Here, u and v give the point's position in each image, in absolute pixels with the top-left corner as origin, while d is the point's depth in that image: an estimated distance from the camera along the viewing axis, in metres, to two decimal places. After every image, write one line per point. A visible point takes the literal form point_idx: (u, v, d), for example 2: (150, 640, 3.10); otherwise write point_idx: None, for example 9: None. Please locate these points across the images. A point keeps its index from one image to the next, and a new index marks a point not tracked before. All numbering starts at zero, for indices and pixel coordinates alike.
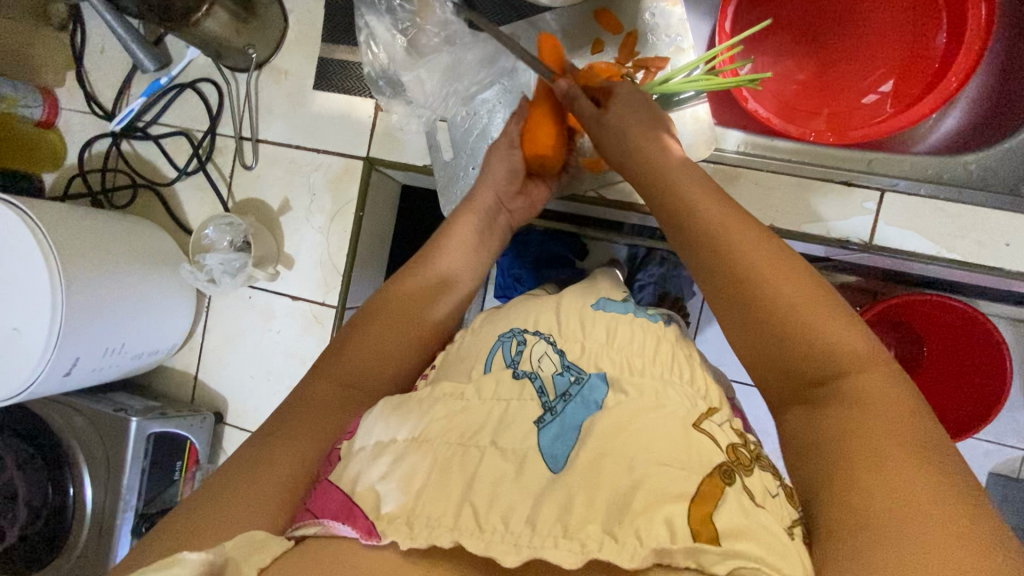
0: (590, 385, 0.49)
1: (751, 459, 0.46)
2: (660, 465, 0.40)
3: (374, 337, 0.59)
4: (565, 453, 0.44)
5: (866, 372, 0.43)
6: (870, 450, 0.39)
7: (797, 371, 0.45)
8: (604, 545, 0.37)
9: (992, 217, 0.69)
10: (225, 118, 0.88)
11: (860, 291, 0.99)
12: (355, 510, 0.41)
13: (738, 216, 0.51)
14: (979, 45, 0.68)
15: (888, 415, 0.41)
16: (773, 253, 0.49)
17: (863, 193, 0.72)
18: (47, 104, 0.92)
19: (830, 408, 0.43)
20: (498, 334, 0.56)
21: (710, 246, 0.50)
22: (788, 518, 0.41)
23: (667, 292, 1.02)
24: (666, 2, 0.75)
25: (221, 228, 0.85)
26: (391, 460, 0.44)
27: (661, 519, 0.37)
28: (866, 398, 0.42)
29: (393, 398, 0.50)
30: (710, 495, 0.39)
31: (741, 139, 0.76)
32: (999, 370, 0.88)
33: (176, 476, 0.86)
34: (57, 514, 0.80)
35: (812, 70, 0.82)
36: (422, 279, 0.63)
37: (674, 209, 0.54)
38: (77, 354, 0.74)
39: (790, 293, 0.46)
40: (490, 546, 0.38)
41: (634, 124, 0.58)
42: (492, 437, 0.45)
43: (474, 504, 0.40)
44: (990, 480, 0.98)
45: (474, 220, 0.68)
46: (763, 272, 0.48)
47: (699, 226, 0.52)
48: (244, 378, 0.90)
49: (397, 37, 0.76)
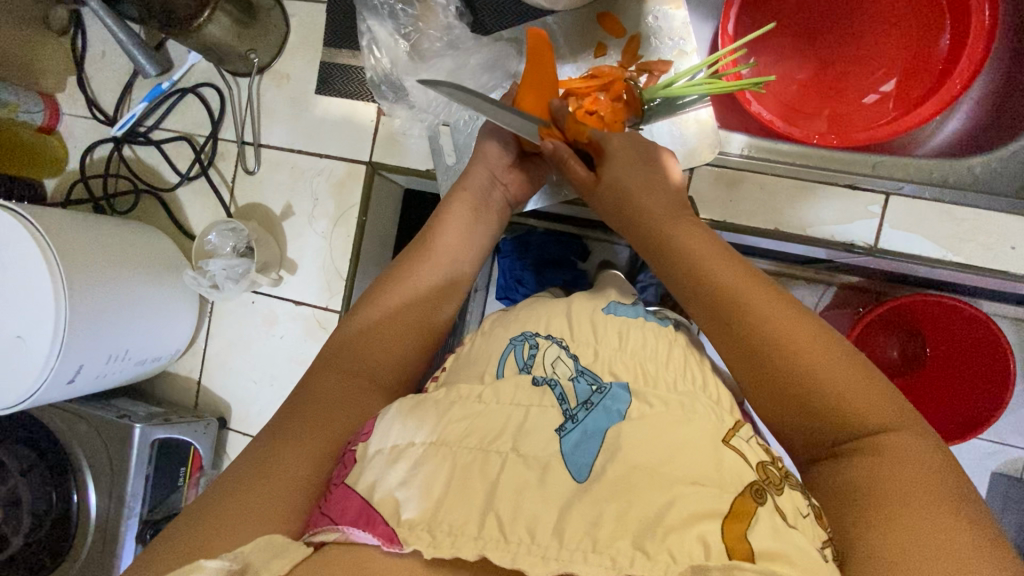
0: (613, 395, 0.48)
1: (781, 476, 0.45)
2: (690, 484, 0.40)
3: (381, 343, 0.59)
4: (590, 462, 0.43)
5: (895, 434, 0.43)
6: (905, 505, 0.40)
7: (821, 432, 0.45)
8: (636, 561, 0.36)
9: (1003, 221, 0.69)
10: (227, 123, 0.88)
11: (861, 291, 0.99)
12: (373, 516, 0.41)
13: (745, 269, 0.51)
14: (982, 49, 0.69)
15: (922, 472, 0.41)
16: (786, 312, 0.48)
17: (867, 197, 0.72)
18: (48, 109, 0.92)
19: (863, 466, 0.43)
20: (510, 338, 0.56)
21: (723, 306, 0.50)
22: (820, 537, 0.41)
23: (668, 295, 1.02)
24: (669, 5, 0.75)
25: (224, 234, 0.84)
26: (410, 465, 0.44)
27: (694, 537, 0.37)
28: (901, 455, 0.42)
29: (408, 398, 0.50)
30: (743, 511, 0.39)
31: (745, 142, 0.76)
32: (1002, 369, 0.86)
33: (179, 482, 0.85)
34: (60, 522, 0.80)
35: (813, 70, 0.82)
36: (424, 267, 0.63)
37: (682, 266, 0.53)
38: (82, 360, 0.73)
39: (809, 358, 0.46)
40: (517, 557, 0.38)
41: (631, 179, 0.59)
42: (513, 443, 0.45)
43: (498, 514, 0.40)
44: (993, 480, 0.98)
45: (467, 201, 0.67)
46: (779, 334, 0.47)
47: (710, 281, 0.51)
48: (248, 383, 0.89)
49: (399, 42, 0.77)
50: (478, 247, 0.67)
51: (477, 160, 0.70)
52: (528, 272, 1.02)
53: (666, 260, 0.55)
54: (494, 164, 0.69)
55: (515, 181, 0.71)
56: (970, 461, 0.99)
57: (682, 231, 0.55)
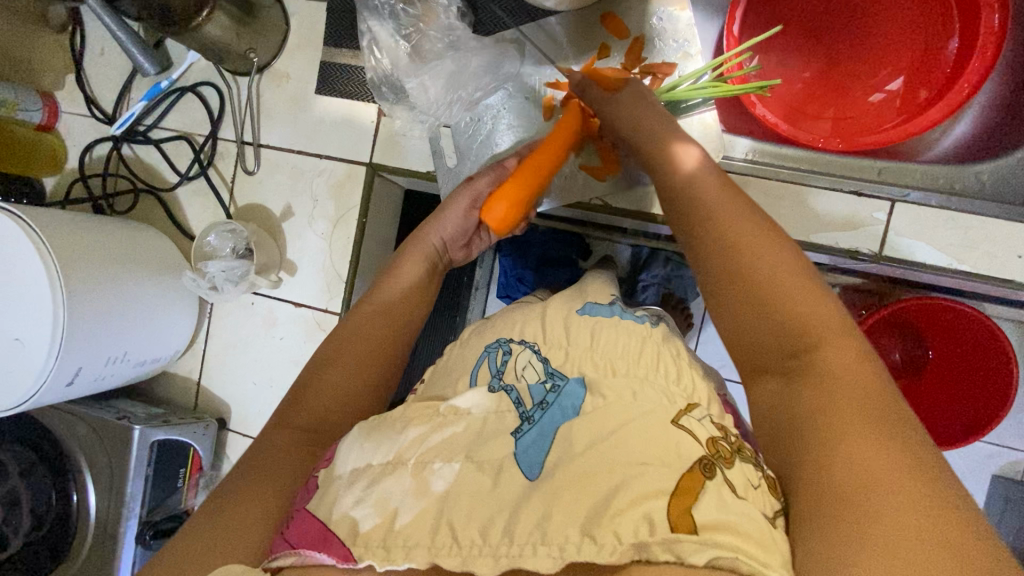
0: (567, 392, 0.48)
1: (733, 450, 0.45)
2: (638, 465, 0.40)
3: (325, 394, 0.59)
4: (541, 460, 0.43)
5: (837, 348, 0.44)
6: (842, 423, 0.40)
7: (774, 351, 0.46)
8: (583, 548, 0.36)
9: (1001, 229, 0.69)
10: (227, 122, 0.87)
11: (864, 293, 0.97)
12: (331, 537, 0.41)
13: (723, 186, 0.53)
14: (991, 51, 0.67)
15: (855, 387, 0.42)
16: (753, 226, 0.50)
17: (873, 203, 0.71)
18: (47, 108, 0.91)
19: (804, 382, 0.44)
20: (484, 347, 0.56)
21: (699, 218, 0.51)
22: (771, 507, 0.41)
23: (671, 293, 1.03)
24: (674, 6, 0.74)
25: (223, 236, 0.84)
26: (365, 484, 0.43)
27: (640, 514, 0.37)
28: (833, 373, 0.43)
29: (367, 421, 0.49)
30: (690, 488, 0.39)
31: (749, 147, 0.75)
32: (1005, 378, 0.85)
33: (180, 483, 0.86)
34: (63, 521, 0.80)
35: (818, 68, 0.81)
36: (359, 316, 0.65)
37: (673, 190, 0.54)
38: (79, 364, 0.73)
39: (767, 271, 0.47)
40: (468, 559, 0.38)
41: (643, 112, 0.60)
42: (466, 452, 0.45)
43: (450, 523, 0.40)
44: (993, 482, 0.97)
45: (420, 261, 0.69)
46: (748, 249, 0.48)
47: (694, 202, 0.52)
48: (248, 384, 0.89)
49: (400, 43, 0.75)
50: (422, 292, 0.68)
51: (433, 223, 0.69)
52: (529, 272, 1.04)
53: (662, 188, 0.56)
54: (449, 238, 0.70)
55: (464, 257, 0.74)
56: (970, 463, 0.99)
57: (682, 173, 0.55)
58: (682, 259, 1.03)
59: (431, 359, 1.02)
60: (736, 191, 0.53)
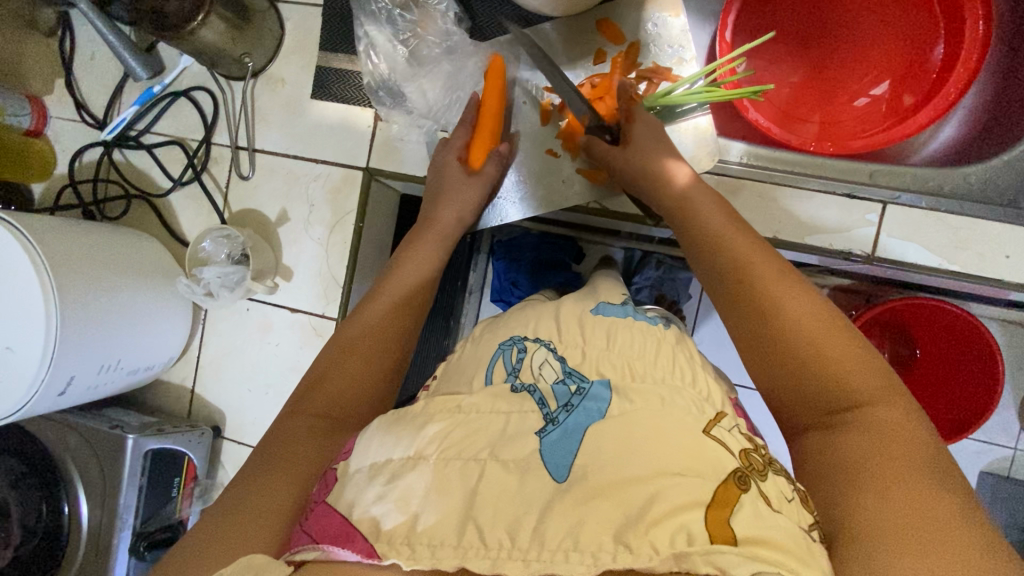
0: (593, 395, 0.48)
1: (764, 463, 0.46)
2: (672, 476, 0.40)
3: (335, 395, 0.58)
4: (569, 462, 0.43)
5: (882, 405, 0.46)
6: (893, 472, 0.42)
7: (820, 400, 0.47)
8: (618, 555, 0.36)
9: (994, 229, 0.70)
10: (220, 126, 0.86)
11: (849, 293, 0.99)
12: (353, 534, 0.40)
13: (746, 238, 0.56)
14: (977, 55, 0.69)
15: (903, 441, 0.43)
16: (792, 284, 0.52)
17: (865, 206, 0.72)
18: (35, 112, 0.89)
19: (849, 433, 0.45)
20: (499, 342, 0.57)
21: (734, 271, 0.54)
22: (807, 521, 0.42)
23: (663, 295, 1.03)
24: (668, 12, 0.75)
25: (218, 241, 0.83)
26: (386, 481, 0.43)
27: (677, 526, 0.37)
28: (881, 425, 0.45)
29: (389, 414, 0.49)
30: (727, 500, 0.39)
31: (743, 150, 0.77)
32: (993, 374, 0.87)
33: (173, 493, 0.84)
34: (53, 534, 0.77)
35: (805, 73, 0.82)
36: (367, 307, 0.64)
37: (704, 238, 0.57)
38: (72, 373, 0.72)
39: (803, 324, 0.49)
40: (497, 562, 0.37)
41: (652, 148, 0.64)
42: (491, 450, 0.45)
43: (477, 523, 0.40)
44: (981, 478, 0.99)
45: (419, 261, 0.68)
46: (788, 305, 0.50)
47: (731, 255, 0.55)
48: (244, 392, 0.88)
49: (397, 48, 0.77)
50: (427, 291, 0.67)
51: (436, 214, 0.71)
52: (522, 275, 1.02)
53: (685, 239, 0.59)
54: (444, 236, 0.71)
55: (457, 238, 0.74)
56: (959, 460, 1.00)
57: (703, 213, 0.59)
58: (673, 261, 1.03)
59: (428, 364, 1.01)
60: (766, 248, 0.56)
